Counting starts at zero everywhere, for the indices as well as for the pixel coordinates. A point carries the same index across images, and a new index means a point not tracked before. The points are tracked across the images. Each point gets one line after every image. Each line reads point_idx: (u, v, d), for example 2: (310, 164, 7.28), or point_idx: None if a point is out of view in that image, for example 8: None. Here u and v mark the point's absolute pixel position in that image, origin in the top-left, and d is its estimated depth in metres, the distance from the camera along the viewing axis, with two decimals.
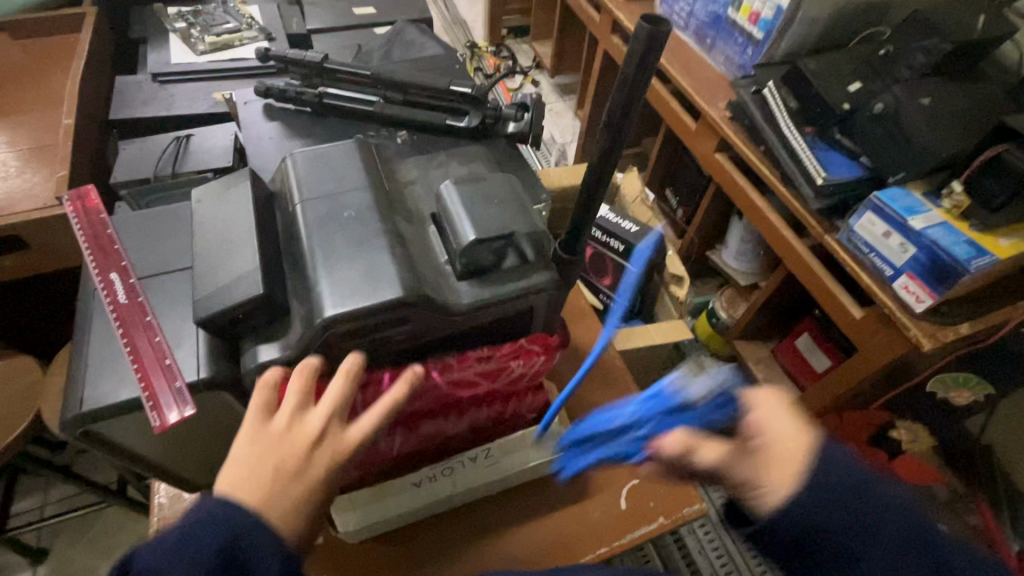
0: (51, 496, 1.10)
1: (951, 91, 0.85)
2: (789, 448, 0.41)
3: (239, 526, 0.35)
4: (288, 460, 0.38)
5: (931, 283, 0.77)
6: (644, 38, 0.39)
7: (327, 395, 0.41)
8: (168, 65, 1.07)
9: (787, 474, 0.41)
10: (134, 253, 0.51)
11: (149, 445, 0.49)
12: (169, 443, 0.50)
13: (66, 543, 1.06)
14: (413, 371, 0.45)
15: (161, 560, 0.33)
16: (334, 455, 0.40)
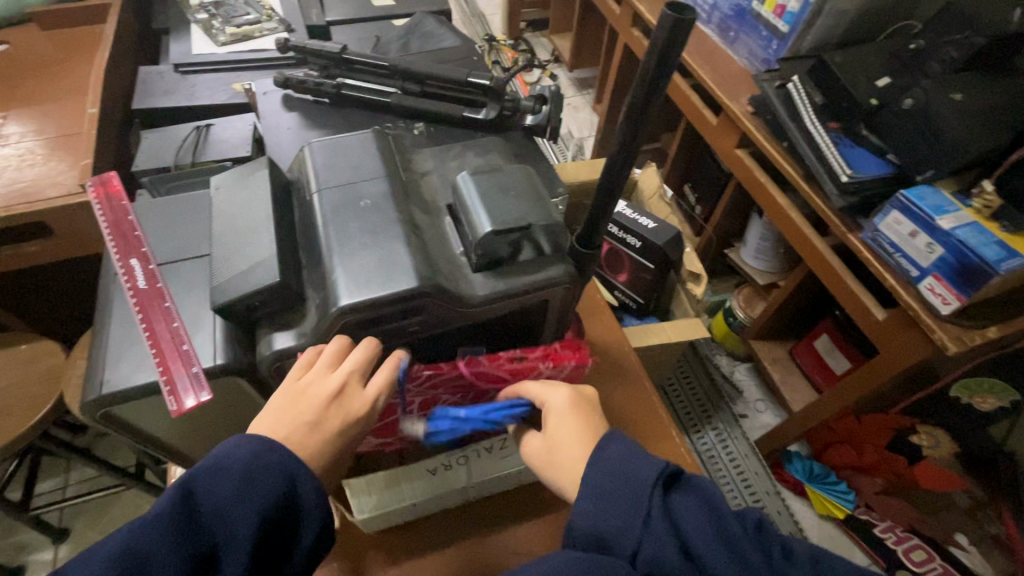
0: (72, 477, 1.13)
1: (985, 86, 0.82)
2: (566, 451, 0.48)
3: (294, 472, 0.40)
4: (307, 410, 0.42)
5: (958, 284, 0.75)
6: (668, 28, 0.38)
7: (350, 359, 0.43)
8: (189, 56, 1.08)
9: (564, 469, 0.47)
10: (154, 239, 0.51)
11: (166, 428, 0.50)
12: (185, 427, 0.51)
13: (86, 522, 1.09)
14: (395, 359, 0.46)
15: (227, 494, 0.38)
16: (345, 414, 0.43)
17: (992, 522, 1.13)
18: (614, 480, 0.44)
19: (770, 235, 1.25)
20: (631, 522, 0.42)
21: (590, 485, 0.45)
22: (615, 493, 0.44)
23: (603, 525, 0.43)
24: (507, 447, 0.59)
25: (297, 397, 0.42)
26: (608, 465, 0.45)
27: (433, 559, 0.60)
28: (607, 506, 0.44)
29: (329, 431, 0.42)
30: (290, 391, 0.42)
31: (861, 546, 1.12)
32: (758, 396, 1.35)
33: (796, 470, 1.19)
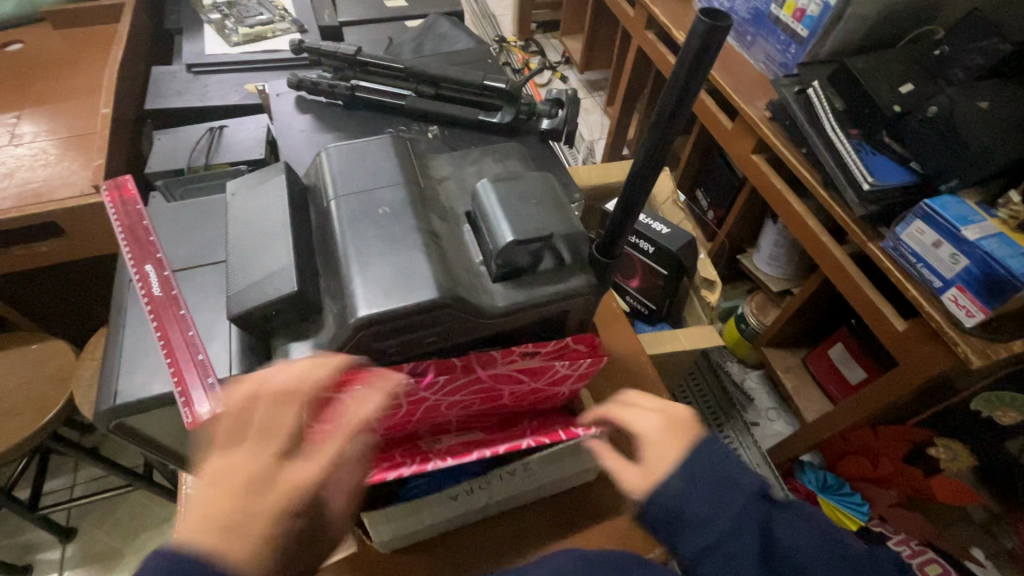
0: (80, 476, 1.13)
1: (1012, 94, 0.81)
2: (654, 440, 0.49)
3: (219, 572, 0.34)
4: (230, 509, 0.36)
5: (983, 297, 0.73)
6: (700, 35, 0.37)
7: (279, 430, 0.39)
8: (202, 56, 1.08)
9: (658, 457, 0.48)
10: (169, 245, 0.50)
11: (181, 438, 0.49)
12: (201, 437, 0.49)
13: (93, 522, 1.09)
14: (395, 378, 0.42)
15: None
16: (281, 499, 0.38)
17: (1007, 535, 1.11)
18: (705, 466, 0.46)
19: (785, 242, 1.23)
20: (724, 512, 0.45)
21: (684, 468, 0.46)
22: (705, 475, 0.46)
23: (685, 504, 0.46)
24: (530, 467, 0.54)
25: (224, 483, 0.37)
26: (701, 451, 0.47)
27: None
28: (698, 487, 0.46)
29: (258, 523, 0.36)
30: (212, 477, 0.38)
31: None
32: (770, 405, 1.34)
33: (808, 482, 1.17)
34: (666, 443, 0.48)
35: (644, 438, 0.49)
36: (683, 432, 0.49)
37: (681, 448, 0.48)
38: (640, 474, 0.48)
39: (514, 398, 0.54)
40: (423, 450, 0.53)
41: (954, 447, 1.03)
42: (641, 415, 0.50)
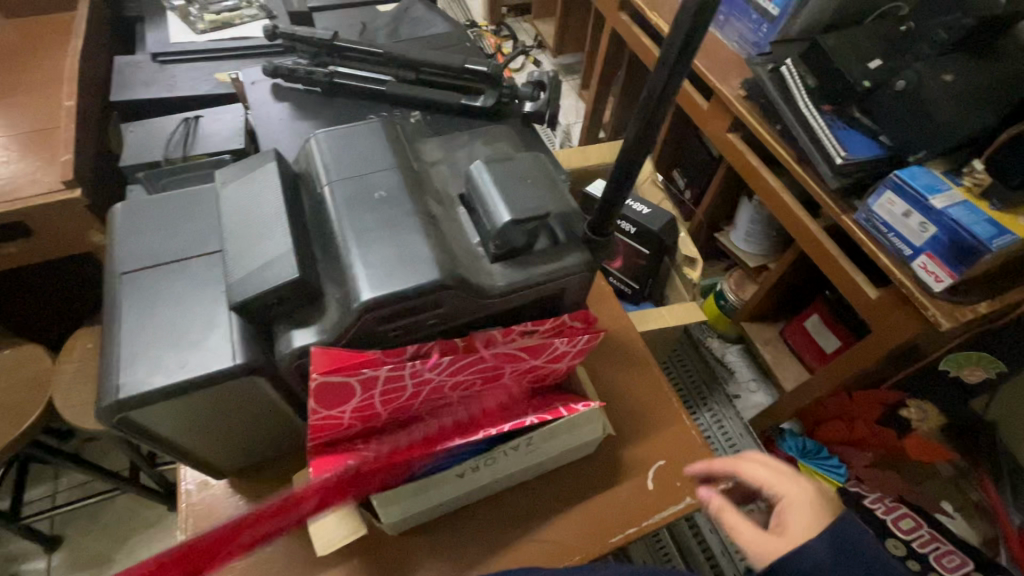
0: (62, 484, 1.10)
1: (974, 68, 0.84)
2: (801, 504, 0.47)
3: None
4: None
5: (951, 262, 0.77)
6: (692, 10, 0.37)
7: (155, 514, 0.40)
8: (168, 46, 1.05)
9: (807, 523, 0.46)
10: (158, 234, 0.47)
11: (191, 433, 0.47)
12: (215, 431, 0.49)
13: (78, 529, 1.07)
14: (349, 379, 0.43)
15: None
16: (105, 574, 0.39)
17: (973, 488, 1.20)
18: (854, 541, 0.44)
19: (761, 219, 1.27)
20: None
21: (833, 539, 0.44)
22: (854, 551, 0.44)
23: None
24: (533, 443, 0.55)
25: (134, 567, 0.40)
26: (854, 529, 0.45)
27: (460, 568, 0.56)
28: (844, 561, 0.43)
29: None
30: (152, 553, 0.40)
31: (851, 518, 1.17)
32: (750, 376, 1.39)
33: (789, 448, 1.24)
34: (811, 511, 0.46)
35: (786, 504, 0.48)
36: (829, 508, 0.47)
37: (825, 520, 0.46)
38: (778, 540, 0.45)
39: (514, 376, 0.55)
40: (428, 431, 0.54)
41: (925, 406, 1.08)
42: (787, 481, 0.50)
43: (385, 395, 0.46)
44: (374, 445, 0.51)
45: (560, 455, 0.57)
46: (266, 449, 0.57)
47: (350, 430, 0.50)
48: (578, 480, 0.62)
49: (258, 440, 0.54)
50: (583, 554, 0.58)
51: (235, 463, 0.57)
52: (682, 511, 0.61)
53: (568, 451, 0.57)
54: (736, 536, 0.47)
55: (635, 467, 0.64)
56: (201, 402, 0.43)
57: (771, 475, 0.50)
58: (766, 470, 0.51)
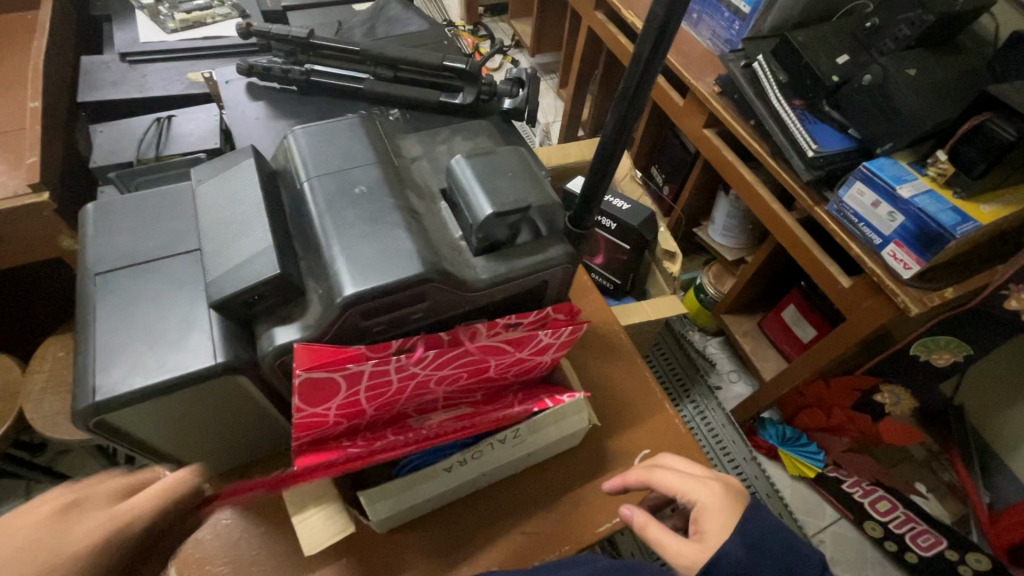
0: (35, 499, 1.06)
1: (935, 63, 0.87)
2: (710, 505, 0.49)
3: None
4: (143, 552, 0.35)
5: (918, 249, 0.80)
6: (664, 5, 0.38)
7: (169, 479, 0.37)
8: (138, 45, 1.03)
9: (720, 523, 0.47)
10: (133, 232, 0.46)
11: (171, 436, 0.47)
12: (196, 433, 0.48)
13: None
14: (326, 381, 0.42)
15: None
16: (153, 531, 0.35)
17: (945, 469, 1.26)
18: (766, 532, 0.45)
19: (737, 213, 1.30)
20: None
21: (744, 531, 0.44)
22: (766, 544, 0.44)
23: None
24: (518, 435, 0.56)
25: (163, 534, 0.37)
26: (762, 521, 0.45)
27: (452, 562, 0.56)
28: (759, 558, 0.43)
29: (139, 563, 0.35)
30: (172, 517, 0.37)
31: (831, 501, 1.24)
32: (730, 367, 1.43)
33: (769, 436, 1.29)
34: (724, 514, 0.48)
35: (699, 508, 0.49)
36: (738, 503, 0.49)
37: (736, 518, 0.47)
38: (697, 546, 0.46)
39: (499, 370, 0.55)
40: (415, 426, 0.54)
41: (897, 390, 1.10)
42: (696, 485, 0.51)
43: (369, 390, 0.46)
44: (360, 442, 0.51)
45: (546, 448, 0.57)
46: (247, 450, 0.56)
47: (335, 427, 0.49)
48: (564, 471, 0.62)
49: (240, 441, 0.53)
50: (572, 544, 0.58)
51: (215, 465, 0.56)
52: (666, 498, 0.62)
53: (553, 443, 0.58)
54: (660, 547, 0.48)
55: (619, 458, 0.64)
56: (182, 403, 0.42)
57: (684, 482, 0.52)
58: (675, 477, 0.53)
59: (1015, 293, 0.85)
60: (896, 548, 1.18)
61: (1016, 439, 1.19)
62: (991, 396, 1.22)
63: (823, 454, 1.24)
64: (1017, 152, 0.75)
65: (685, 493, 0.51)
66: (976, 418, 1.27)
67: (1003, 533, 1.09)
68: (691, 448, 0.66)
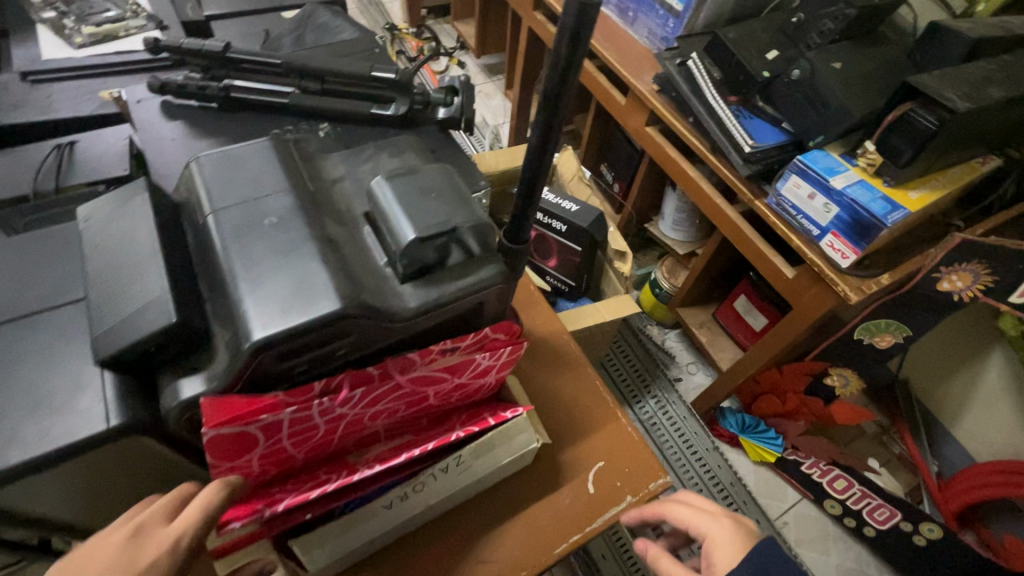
0: None
1: (860, 55, 0.89)
2: (720, 539, 0.51)
3: None
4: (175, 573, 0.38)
5: (854, 239, 0.82)
6: (574, 14, 0.37)
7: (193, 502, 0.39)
8: (40, 62, 0.96)
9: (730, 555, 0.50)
10: (10, 284, 0.41)
11: (79, 504, 0.43)
12: (107, 497, 0.44)
13: None
14: (240, 432, 0.39)
15: None
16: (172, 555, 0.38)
17: (895, 442, 1.31)
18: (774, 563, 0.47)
19: (685, 207, 1.31)
20: None
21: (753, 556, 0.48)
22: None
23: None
24: (463, 462, 0.52)
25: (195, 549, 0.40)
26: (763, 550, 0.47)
27: None
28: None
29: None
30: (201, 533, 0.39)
31: (792, 483, 1.28)
32: (690, 359, 1.46)
33: (730, 425, 1.33)
34: (735, 546, 0.50)
35: (711, 540, 0.52)
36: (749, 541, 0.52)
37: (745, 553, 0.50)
38: None
39: (439, 397, 0.52)
40: (351, 463, 0.51)
41: (846, 373, 1.13)
42: (707, 520, 0.53)
43: (293, 436, 0.43)
44: (291, 486, 0.48)
45: (494, 473, 0.54)
46: None
47: (262, 475, 0.46)
48: (518, 491, 0.61)
49: None
50: (529, 570, 0.56)
51: None
52: (624, 510, 0.61)
53: (501, 467, 0.54)
54: None
55: (573, 473, 0.63)
56: (80, 472, 0.38)
57: (697, 515, 0.54)
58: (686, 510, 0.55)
59: (947, 276, 0.87)
60: (854, 523, 1.23)
61: (958, 403, 1.25)
62: (932, 369, 1.29)
63: (781, 438, 1.28)
64: (940, 139, 0.77)
65: (698, 527, 0.53)
66: (919, 389, 1.33)
67: (952, 499, 1.15)
68: (647, 455, 0.65)
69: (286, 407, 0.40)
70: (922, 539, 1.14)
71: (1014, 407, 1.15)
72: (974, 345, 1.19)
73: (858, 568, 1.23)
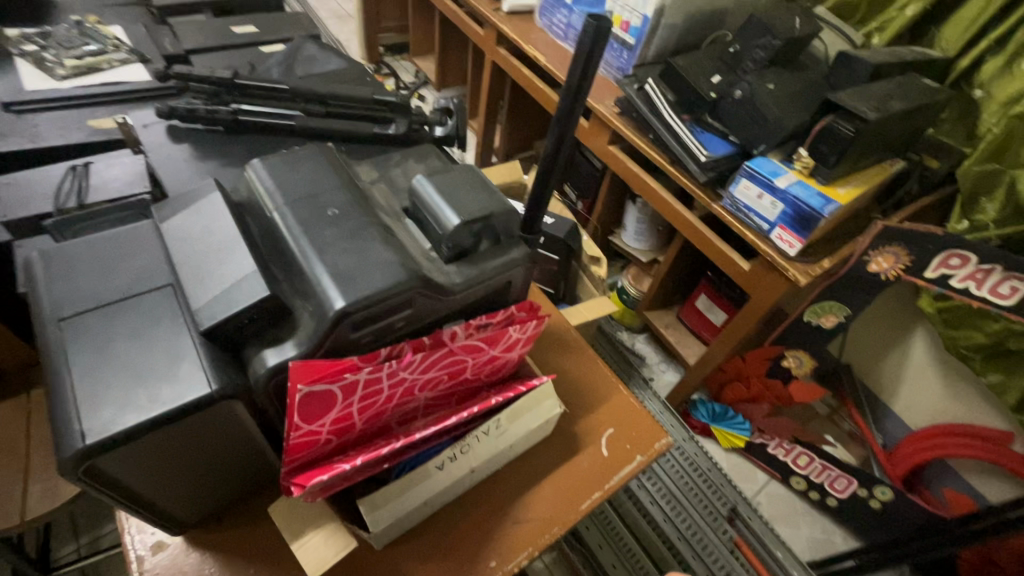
0: (84, 537, 1.03)
1: (788, 78, 1.06)
2: None
3: None
4: None
5: (799, 230, 0.96)
6: (591, 35, 0.47)
7: None
8: (23, 93, 0.97)
9: None
10: (96, 274, 0.45)
11: (157, 482, 0.45)
12: (180, 476, 0.47)
13: None
14: (327, 392, 0.44)
15: None
16: None
17: (845, 419, 1.46)
18: None
19: (646, 218, 1.45)
20: None
21: None
22: None
23: None
24: (501, 426, 0.59)
25: None
26: None
27: (453, 560, 0.59)
28: None
29: None
30: None
31: (760, 466, 1.40)
32: (659, 359, 1.58)
33: (701, 415, 1.44)
34: None
35: None
36: None
37: None
38: None
39: (475, 369, 0.59)
40: (401, 433, 0.56)
41: (799, 355, 1.25)
42: None
43: (363, 400, 0.48)
44: (352, 454, 0.52)
45: (526, 437, 0.60)
46: (230, 489, 0.54)
47: (325, 445, 0.50)
48: (542, 460, 0.67)
49: (224, 478, 0.52)
50: (560, 525, 0.62)
51: (202, 511, 0.55)
52: (636, 468, 0.68)
53: (532, 431, 0.61)
54: None
55: (589, 441, 0.70)
56: (174, 437, 0.42)
57: None
58: None
59: (873, 259, 1.01)
60: (818, 495, 1.35)
61: (891, 380, 1.42)
62: (867, 352, 1.46)
63: (748, 423, 1.39)
64: (857, 144, 0.93)
65: None
66: (859, 371, 1.49)
67: (896, 465, 1.29)
68: (650, 423, 0.72)
69: (363, 370, 0.45)
70: (877, 502, 1.24)
71: (938, 378, 1.32)
72: (899, 326, 1.36)
73: (825, 537, 1.34)
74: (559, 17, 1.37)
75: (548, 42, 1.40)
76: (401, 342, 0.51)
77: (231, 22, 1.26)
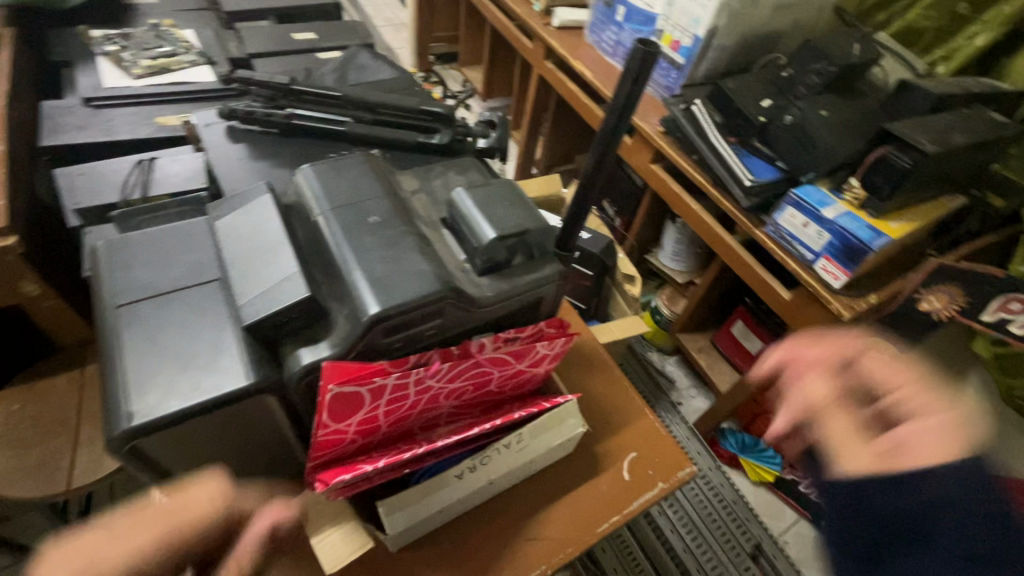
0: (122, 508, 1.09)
1: (843, 105, 1.03)
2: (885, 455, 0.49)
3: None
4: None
5: (845, 262, 0.93)
6: (638, 58, 0.47)
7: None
8: (102, 89, 1.04)
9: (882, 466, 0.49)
10: (153, 266, 0.48)
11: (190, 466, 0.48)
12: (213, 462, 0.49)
13: None
14: (355, 394, 0.45)
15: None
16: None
17: None
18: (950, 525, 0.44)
19: (684, 239, 1.42)
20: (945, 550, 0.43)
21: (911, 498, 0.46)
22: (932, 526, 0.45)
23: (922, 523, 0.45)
24: (522, 441, 0.59)
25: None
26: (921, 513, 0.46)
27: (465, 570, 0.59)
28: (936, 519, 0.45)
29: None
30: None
31: (789, 503, 1.33)
32: (689, 384, 1.53)
33: (730, 445, 1.39)
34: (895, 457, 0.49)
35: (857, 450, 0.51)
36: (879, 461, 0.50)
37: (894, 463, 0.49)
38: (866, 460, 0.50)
39: (500, 382, 0.59)
40: (423, 440, 0.57)
41: None
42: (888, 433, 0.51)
43: (389, 405, 0.49)
44: (375, 456, 0.53)
45: (546, 454, 0.60)
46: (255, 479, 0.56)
47: (350, 445, 0.52)
48: (561, 477, 0.66)
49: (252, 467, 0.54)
50: (575, 546, 0.62)
51: None
52: (657, 495, 0.67)
53: (553, 448, 0.61)
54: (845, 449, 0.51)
55: (610, 463, 0.69)
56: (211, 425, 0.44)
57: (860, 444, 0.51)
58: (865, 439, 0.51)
59: (925, 297, 0.97)
60: None
61: None
62: None
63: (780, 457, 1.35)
64: (913, 177, 0.89)
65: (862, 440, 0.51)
66: None
67: None
68: (675, 450, 0.71)
69: (392, 375, 0.46)
70: None
71: None
72: (951, 368, 1.28)
73: None
74: (609, 34, 1.37)
75: (596, 59, 1.40)
76: (429, 351, 0.52)
77: (292, 29, 1.32)
